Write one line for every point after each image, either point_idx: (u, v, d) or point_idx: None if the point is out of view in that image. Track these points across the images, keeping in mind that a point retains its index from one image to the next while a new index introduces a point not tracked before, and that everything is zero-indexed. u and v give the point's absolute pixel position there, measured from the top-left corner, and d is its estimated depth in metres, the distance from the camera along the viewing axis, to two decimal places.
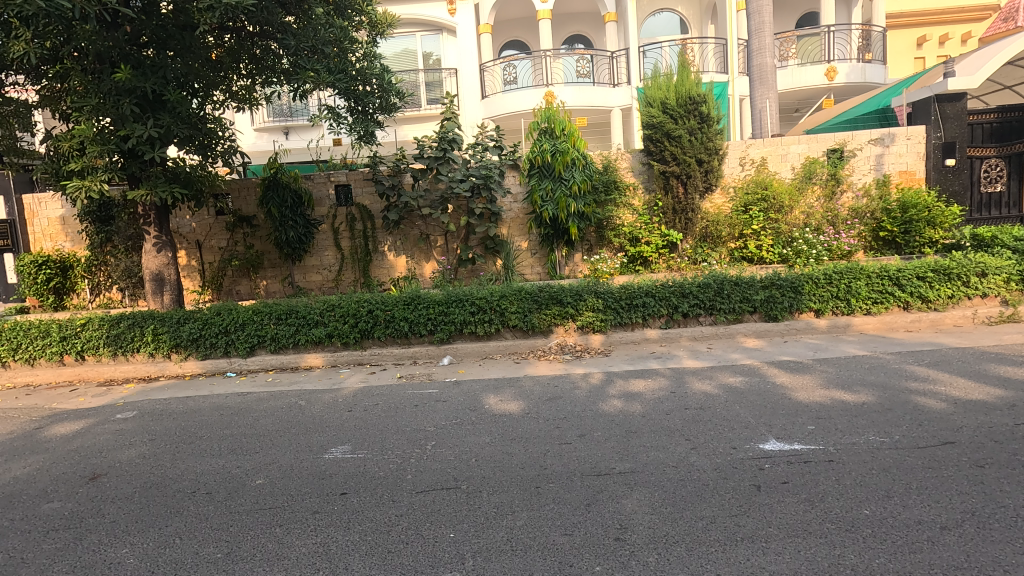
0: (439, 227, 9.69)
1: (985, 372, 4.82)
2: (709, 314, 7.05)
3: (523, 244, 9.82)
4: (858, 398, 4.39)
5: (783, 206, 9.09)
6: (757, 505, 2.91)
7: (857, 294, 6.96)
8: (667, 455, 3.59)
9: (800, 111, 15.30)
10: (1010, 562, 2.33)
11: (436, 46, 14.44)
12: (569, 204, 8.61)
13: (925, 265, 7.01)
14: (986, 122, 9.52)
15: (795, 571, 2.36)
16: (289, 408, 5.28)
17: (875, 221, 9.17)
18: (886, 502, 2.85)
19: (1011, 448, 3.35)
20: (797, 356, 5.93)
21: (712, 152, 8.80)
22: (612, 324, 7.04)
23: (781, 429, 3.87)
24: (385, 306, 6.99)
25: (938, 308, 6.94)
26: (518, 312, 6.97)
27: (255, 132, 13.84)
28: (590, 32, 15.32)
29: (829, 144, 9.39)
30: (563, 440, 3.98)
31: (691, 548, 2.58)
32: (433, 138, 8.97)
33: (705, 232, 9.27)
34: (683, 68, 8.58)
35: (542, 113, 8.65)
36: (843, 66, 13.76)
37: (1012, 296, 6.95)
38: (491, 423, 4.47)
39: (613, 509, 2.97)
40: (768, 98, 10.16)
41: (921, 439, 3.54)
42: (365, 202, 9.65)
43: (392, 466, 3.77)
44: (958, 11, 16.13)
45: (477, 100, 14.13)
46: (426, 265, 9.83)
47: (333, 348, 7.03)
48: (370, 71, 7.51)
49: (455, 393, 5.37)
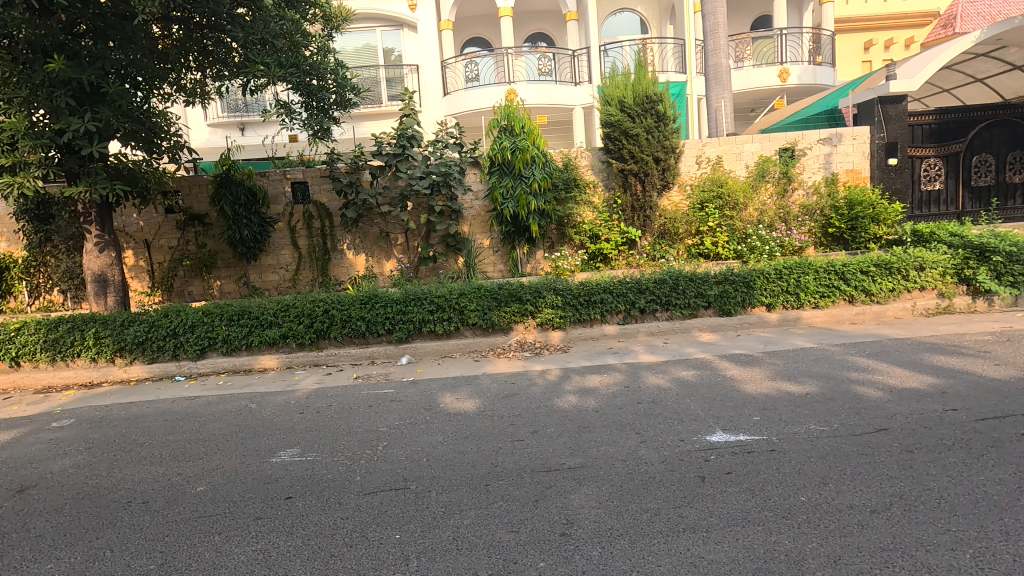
0: (399, 225, 9.58)
1: (921, 362, 5.04)
2: (665, 310, 7.16)
3: (485, 242, 9.79)
4: (803, 389, 4.53)
5: (738, 204, 9.28)
6: (700, 496, 2.96)
7: (805, 289, 7.21)
8: (618, 449, 3.63)
9: (755, 111, 15.73)
10: (930, 542, 2.44)
11: (397, 42, 14.24)
12: (529, 201, 8.61)
13: (869, 260, 7.27)
14: (926, 124, 9.96)
15: (733, 560, 2.41)
16: (239, 412, 5.12)
17: (824, 218, 9.47)
18: (822, 488, 2.94)
19: (939, 433, 3.51)
20: (749, 349, 6.09)
21: (669, 151, 8.92)
22: (571, 321, 7.08)
23: (728, 421, 3.96)
24: (342, 306, 6.84)
25: (880, 302, 7.23)
26: (477, 310, 6.93)
27: (209, 127, 13.45)
28: (552, 31, 15.37)
29: (781, 143, 9.66)
30: (516, 437, 3.98)
31: (634, 540, 2.61)
32: (392, 135, 8.85)
33: (663, 229, 9.41)
34: (639, 67, 8.69)
35: (503, 110, 8.62)
36: (795, 68, 14.15)
37: (948, 289, 7.29)
38: (446, 422, 4.43)
39: (560, 505, 2.98)
40: (724, 98, 10.35)
41: (858, 427, 3.67)
42: (322, 200, 9.44)
43: (342, 468, 3.69)
44: (903, 17, 16.87)
45: (439, 96, 14.00)
46: (387, 263, 9.68)
47: (288, 349, 6.85)
48: (325, 66, 7.24)
49: (412, 392, 5.31)
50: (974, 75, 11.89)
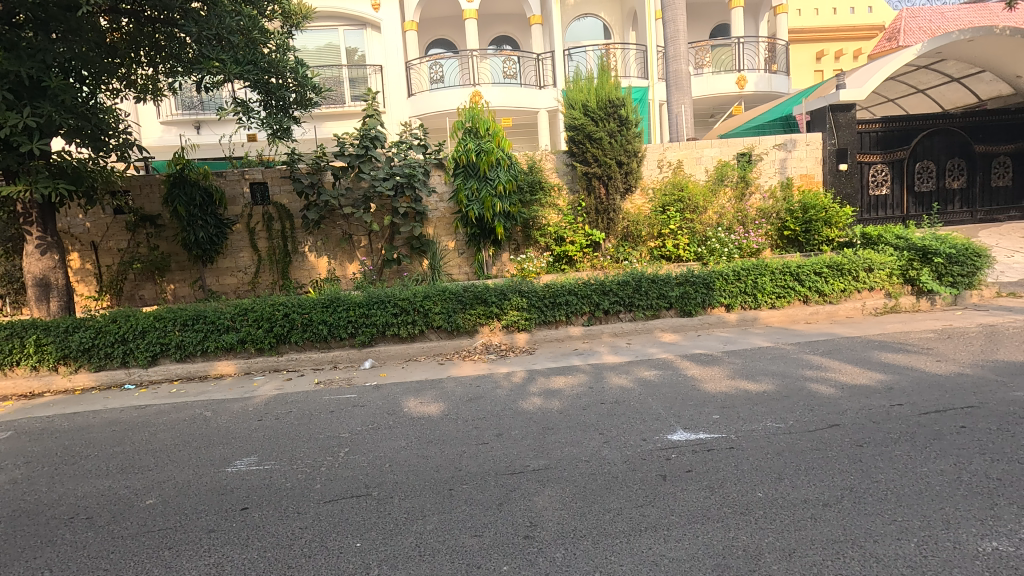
0: (362, 227, 9.41)
1: (870, 359, 5.26)
2: (629, 311, 7.26)
3: (450, 244, 9.72)
4: (760, 387, 4.66)
5: (698, 207, 9.51)
6: (662, 495, 3.00)
7: (762, 290, 7.42)
8: (581, 450, 3.65)
9: (714, 117, 16.16)
10: (878, 532, 2.53)
11: (360, 42, 14.05)
12: (494, 203, 8.59)
13: (821, 262, 7.54)
14: (873, 131, 10.41)
15: (694, 557, 2.45)
16: (192, 420, 4.92)
17: (780, 221, 9.76)
18: (778, 483, 3.02)
19: (886, 427, 3.66)
20: (709, 348, 6.23)
21: (632, 154, 9.07)
22: (536, 322, 7.10)
23: (689, 420, 4.03)
24: (302, 310, 6.68)
25: (833, 302, 7.51)
26: (442, 312, 6.87)
27: (162, 125, 12.97)
28: (517, 34, 15.43)
29: (738, 148, 9.93)
30: (480, 440, 3.95)
31: (597, 541, 2.62)
32: (354, 136, 8.70)
33: (626, 232, 9.52)
34: (602, 71, 8.80)
35: (467, 112, 8.57)
36: (752, 75, 14.59)
37: (894, 289, 7.63)
38: (410, 426, 4.37)
39: (524, 507, 2.97)
40: (684, 103, 10.57)
41: (812, 423, 3.80)
42: (282, 201, 9.21)
43: (301, 476, 3.59)
44: (851, 30, 17.64)
45: (403, 97, 13.87)
46: (350, 266, 9.50)
47: (246, 354, 6.63)
48: (285, 63, 7.02)
49: (375, 397, 5.22)
50: (917, 86, 12.54)
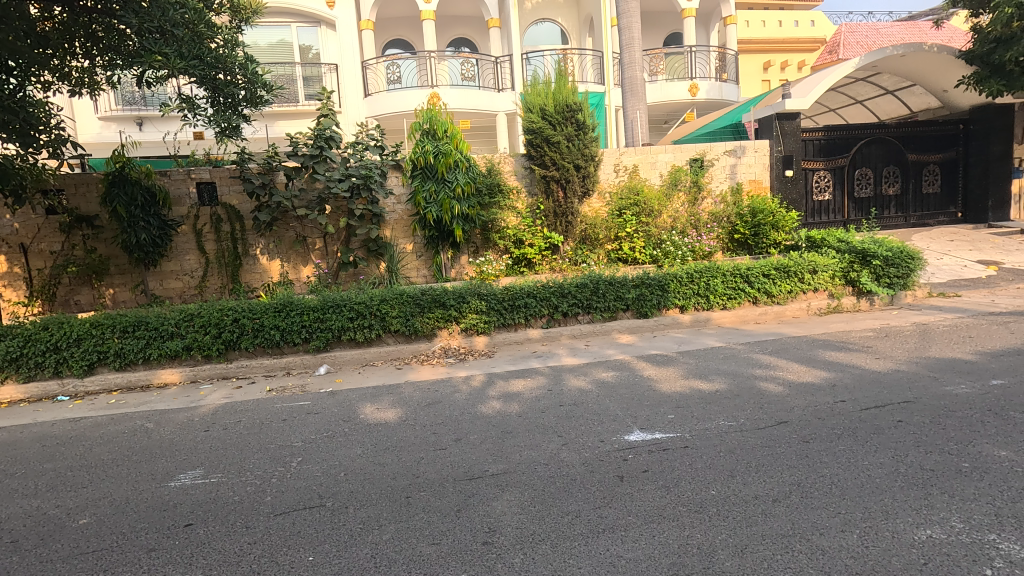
0: (317, 229, 9.18)
1: (815, 357, 5.49)
2: (587, 313, 7.33)
3: (408, 246, 9.58)
4: (712, 386, 4.78)
5: (653, 211, 9.70)
6: (619, 495, 3.03)
7: (714, 291, 7.64)
8: (540, 453, 3.64)
9: (668, 123, 16.57)
10: (824, 525, 2.63)
11: (313, 39, 13.72)
12: (453, 206, 8.54)
13: (769, 264, 7.83)
14: (816, 139, 10.91)
15: (650, 557, 2.47)
16: (132, 433, 4.66)
17: (730, 225, 10.06)
18: (730, 481, 3.10)
19: (830, 423, 3.82)
20: (664, 349, 6.36)
21: (589, 158, 9.17)
22: (495, 325, 7.09)
23: (645, 420, 4.10)
24: (253, 314, 6.43)
25: (780, 302, 7.81)
26: (400, 316, 6.76)
27: (100, 121, 12.29)
28: (475, 37, 15.40)
29: (691, 154, 10.21)
30: (438, 445, 3.90)
31: (555, 544, 2.62)
32: (308, 135, 8.45)
33: (584, 235, 9.62)
34: (560, 76, 8.88)
35: (424, 114, 8.48)
36: (703, 83, 15.03)
37: (837, 290, 7.99)
38: (365, 434, 4.26)
39: (482, 513, 2.94)
40: (639, 109, 10.77)
41: (761, 421, 3.93)
42: (231, 202, 8.87)
43: (250, 488, 3.44)
44: (796, 42, 18.47)
45: (359, 97, 13.62)
46: (304, 269, 9.24)
47: (192, 362, 6.34)
48: (233, 59, 6.72)
49: (330, 404, 5.08)
50: (856, 97, 13.23)
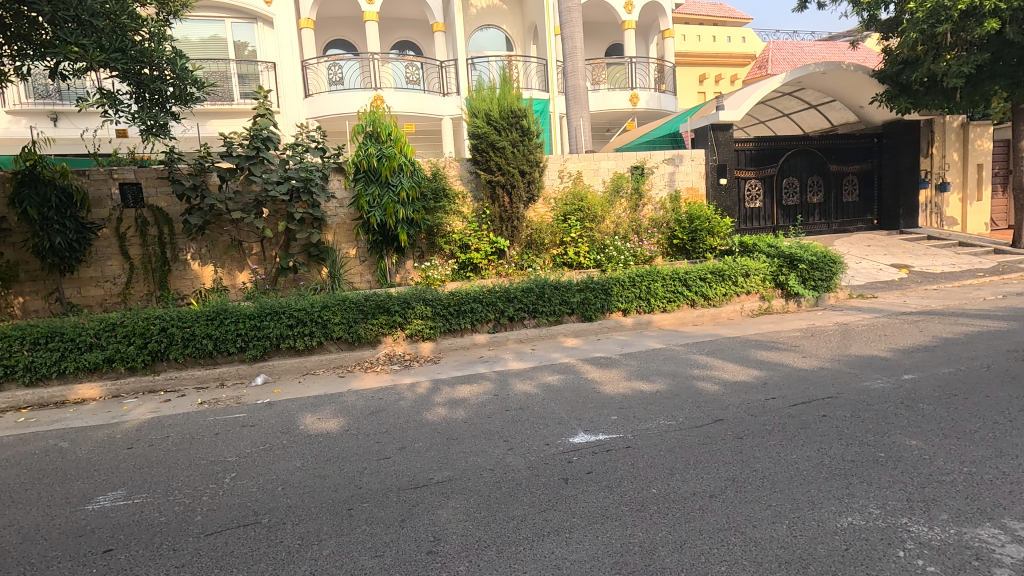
0: (254, 234, 8.81)
1: (748, 357, 5.75)
2: (533, 317, 7.39)
3: (351, 251, 9.34)
4: (654, 387, 4.93)
5: (597, 216, 9.90)
6: (564, 497, 3.06)
7: (655, 295, 7.88)
8: (486, 458, 3.63)
9: (610, 131, 16.99)
10: (756, 518, 2.75)
11: (249, 36, 13.20)
12: (397, 210, 8.41)
13: (706, 268, 8.18)
14: (748, 149, 11.50)
15: (593, 558, 2.51)
16: (43, 453, 4.29)
17: (669, 231, 10.41)
18: (670, 478, 3.20)
19: (762, 419, 4.02)
20: (608, 352, 6.49)
21: (533, 164, 9.26)
22: (441, 331, 7.03)
23: (589, 422, 4.17)
24: (183, 323, 6.09)
25: (716, 305, 8.16)
26: (342, 323, 6.58)
27: (8, 115, 11.33)
28: (419, 40, 15.26)
29: (632, 162, 10.50)
30: (382, 455, 3.81)
31: (501, 550, 2.61)
32: (244, 135, 8.08)
33: (530, 239, 9.71)
34: (504, 82, 8.93)
35: (367, 116, 8.31)
36: (644, 94, 15.53)
37: (767, 293, 8.43)
38: (306, 445, 4.11)
39: (427, 521, 2.90)
40: (582, 117, 10.98)
41: (699, 419, 4.08)
42: (159, 204, 8.38)
43: (178, 508, 3.25)
44: (729, 56, 19.40)
45: (299, 98, 13.20)
46: (240, 275, 8.85)
47: (115, 375, 5.93)
48: (161, 53, 6.37)
49: (267, 415, 4.87)
50: (783, 111, 14.01)
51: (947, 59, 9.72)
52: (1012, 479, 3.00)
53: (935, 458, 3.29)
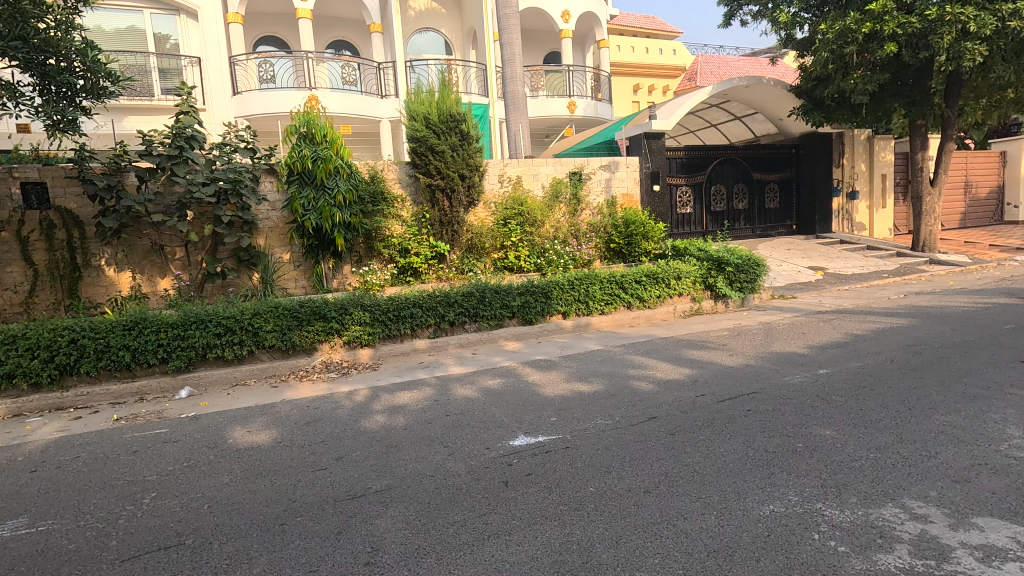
0: (177, 237, 8.31)
1: (680, 356, 5.99)
2: (473, 321, 7.37)
3: (284, 256, 8.99)
4: (592, 388, 5.05)
5: (536, 220, 10.01)
6: (504, 501, 3.07)
7: (593, 297, 8.07)
8: (426, 465, 3.59)
9: (549, 137, 17.28)
10: (688, 510, 2.87)
11: (171, 28, 12.45)
12: (334, 214, 8.17)
13: (641, 271, 8.47)
14: (679, 158, 12.01)
15: (533, 558, 2.53)
16: None
17: (607, 235, 10.68)
18: (607, 476, 3.29)
19: (692, 415, 4.20)
20: (548, 354, 6.58)
21: (473, 168, 9.27)
22: (380, 337, 6.89)
23: (529, 424, 4.22)
24: (95, 333, 5.65)
25: (651, 306, 8.46)
26: (275, 331, 6.32)
27: None
28: (356, 40, 14.94)
29: (570, 167, 10.72)
30: (318, 466, 3.69)
31: (441, 556, 2.59)
32: (165, 133, 7.60)
33: (470, 244, 9.68)
34: (443, 86, 8.90)
35: (301, 117, 8.05)
36: (581, 101, 15.90)
37: (698, 295, 8.82)
38: (234, 460, 3.91)
39: (365, 532, 2.83)
40: (521, 122, 11.09)
41: (634, 417, 4.21)
42: (68, 205, 7.75)
43: (89, 534, 3.00)
44: (661, 68, 20.21)
45: (227, 96, 12.59)
46: (161, 282, 8.33)
47: (16, 393, 5.41)
48: (69, 44, 5.86)
49: (192, 430, 4.60)
50: (711, 121, 14.72)
51: (854, 77, 10.53)
52: (911, 462, 3.28)
53: (846, 445, 3.55)
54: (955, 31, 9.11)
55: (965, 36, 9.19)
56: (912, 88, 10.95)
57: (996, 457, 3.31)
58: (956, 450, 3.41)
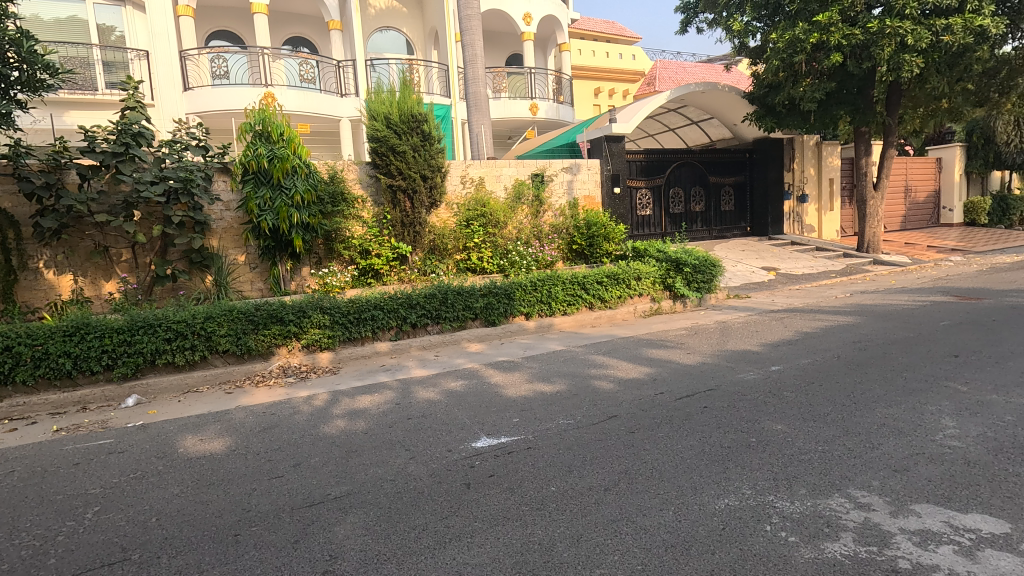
0: (123, 239, 7.94)
1: (641, 355, 6.10)
2: (436, 323, 7.33)
3: (239, 257, 8.71)
4: (554, 388, 5.08)
5: (499, 222, 10.02)
6: (466, 503, 3.06)
7: (556, 298, 8.14)
8: (387, 469, 3.54)
9: (512, 138, 17.34)
10: (647, 507, 2.93)
11: (115, 20, 11.88)
12: (291, 214, 7.96)
13: (602, 272, 8.59)
14: (638, 160, 12.24)
15: (494, 560, 2.53)
16: None
17: (569, 236, 10.77)
18: (568, 476, 3.31)
19: (651, 413, 4.28)
20: (511, 355, 6.60)
21: (435, 169, 9.21)
22: (340, 340, 6.76)
23: (492, 425, 4.21)
24: (32, 340, 5.33)
25: (612, 306, 8.59)
26: (230, 335, 6.12)
27: None
28: (314, 37, 14.63)
29: (532, 169, 10.78)
30: (274, 474, 3.59)
31: (401, 562, 2.56)
32: (109, 129, 7.24)
33: (433, 245, 9.60)
34: (404, 86, 8.81)
35: (256, 114, 7.82)
36: (543, 103, 16.02)
37: (657, 295, 9.01)
38: (185, 470, 3.76)
39: (323, 539, 2.77)
40: (484, 124, 11.08)
41: (595, 417, 4.26)
42: (2, 204, 7.30)
43: (25, 553, 2.83)
44: (621, 72, 20.57)
45: (177, 91, 12.11)
46: (105, 285, 7.95)
47: None
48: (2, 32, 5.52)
49: (139, 440, 4.39)
50: (669, 126, 15.07)
51: (803, 85, 10.98)
52: (856, 453, 3.44)
53: (796, 439, 3.69)
54: (894, 43, 9.59)
55: (904, 48, 9.69)
56: (856, 97, 11.50)
57: (933, 446, 3.50)
58: (897, 441, 3.59)
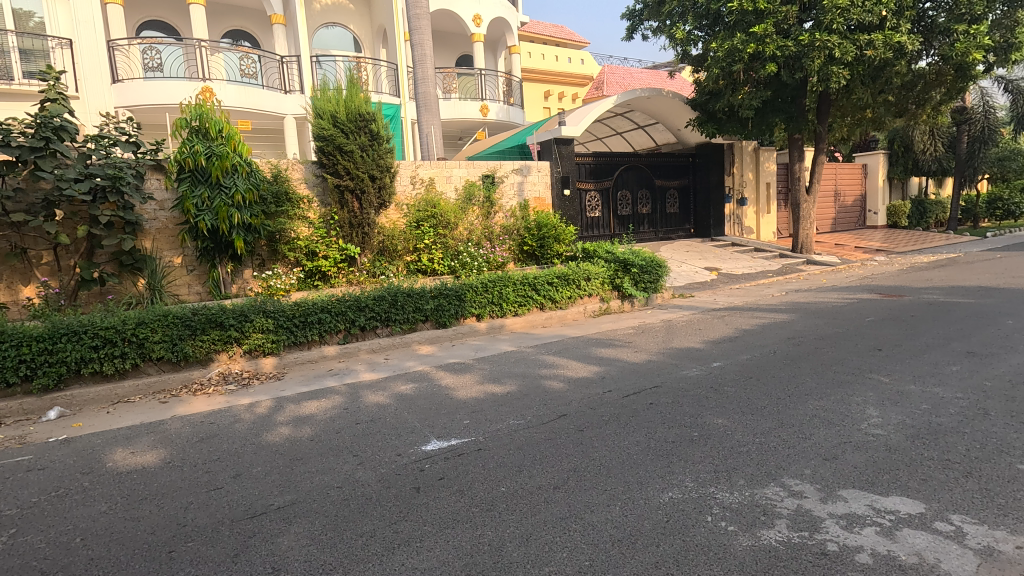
0: (43, 240, 7.40)
1: (590, 355, 6.21)
2: (385, 326, 7.20)
3: (175, 259, 8.29)
4: (505, 389, 5.10)
5: (450, 223, 9.96)
6: (415, 507, 3.02)
7: (506, 299, 8.17)
8: (333, 476, 3.45)
9: (462, 139, 17.29)
10: (594, 503, 2.98)
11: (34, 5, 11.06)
12: (231, 214, 7.63)
13: (553, 273, 8.69)
14: (587, 163, 12.45)
15: (444, 563, 2.52)
16: None
17: (520, 238, 10.82)
18: (518, 476, 3.33)
19: (600, 411, 4.36)
20: (462, 357, 6.57)
21: (384, 170, 9.06)
22: (285, 344, 6.55)
23: (442, 428, 4.18)
24: None
25: (562, 307, 8.70)
26: (165, 341, 5.81)
27: None
28: (256, 30, 14.11)
29: (483, 171, 10.78)
30: (213, 485, 3.43)
31: (347, 570, 2.50)
32: (27, 122, 6.71)
33: (382, 246, 9.41)
34: (351, 85, 8.62)
35: (193, 110, 7.46)
36: (493, 105, 16.04)
37: (606, 295, 9.19)
38: (114, 485, 3.54)
39: (266, 552, 2.68)
40: (433, 124, 10.99)
41: (545, 416, 4.30)
42: None
43: None
44: (570, 75, 20.87)
45: (105, 83, 11.39)
46: (24, 289, 7.40)
47: None
48: None
49: (62, 455, 4.10)
50: (616, 129, 15.41)
51: (742, 93, 11.49)
52: (790, 444, 3.62)
53: (736, 432, 3.84)
54: (823, 56, 10.14)
55: (832, 61, 10.28)
56: (790, 105, 12.12)
57: (859, 435, 3.73)
58: (827, 431, 3.81)
